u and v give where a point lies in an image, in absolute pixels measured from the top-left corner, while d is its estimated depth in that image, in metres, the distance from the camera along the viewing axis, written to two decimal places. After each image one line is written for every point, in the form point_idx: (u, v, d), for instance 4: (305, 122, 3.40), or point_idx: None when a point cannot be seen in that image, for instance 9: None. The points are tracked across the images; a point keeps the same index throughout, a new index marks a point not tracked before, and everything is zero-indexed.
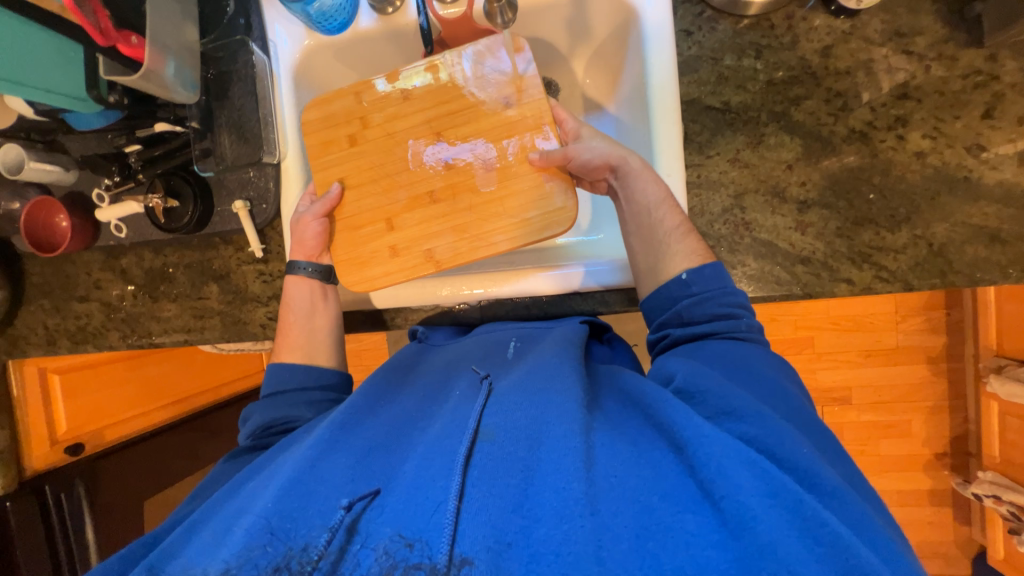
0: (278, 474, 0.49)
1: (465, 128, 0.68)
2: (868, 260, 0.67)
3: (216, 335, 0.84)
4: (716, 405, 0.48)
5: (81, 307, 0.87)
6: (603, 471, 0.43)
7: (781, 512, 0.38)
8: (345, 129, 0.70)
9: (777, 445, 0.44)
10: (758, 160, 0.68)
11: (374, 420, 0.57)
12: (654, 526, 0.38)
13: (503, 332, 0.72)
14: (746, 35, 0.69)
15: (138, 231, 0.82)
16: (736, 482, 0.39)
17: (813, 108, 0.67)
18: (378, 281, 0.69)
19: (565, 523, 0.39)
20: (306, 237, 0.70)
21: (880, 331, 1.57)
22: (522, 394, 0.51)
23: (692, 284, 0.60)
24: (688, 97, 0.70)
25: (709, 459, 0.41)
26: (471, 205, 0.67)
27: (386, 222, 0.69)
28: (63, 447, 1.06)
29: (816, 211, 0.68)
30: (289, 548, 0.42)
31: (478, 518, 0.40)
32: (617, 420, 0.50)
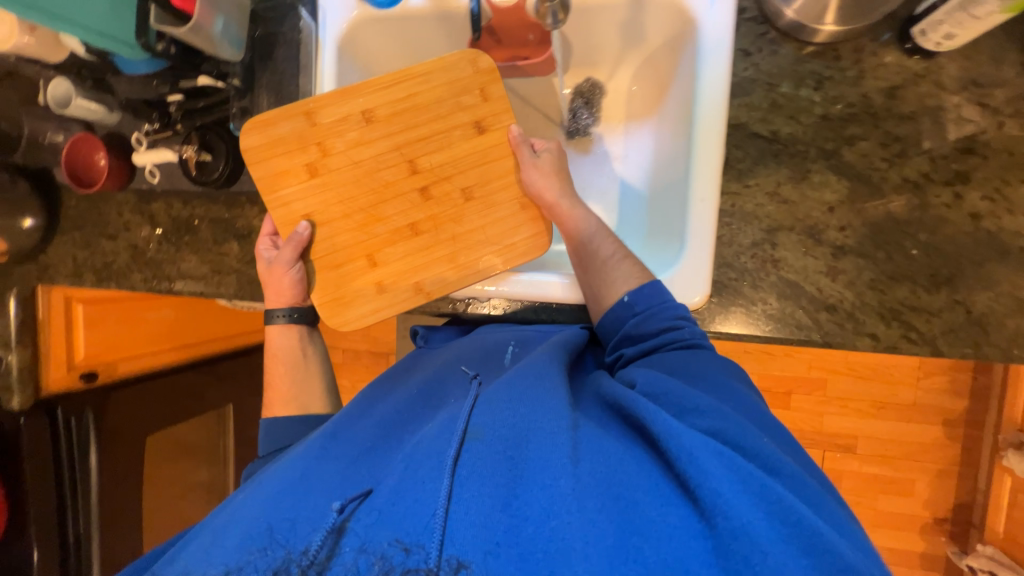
0: (272, 482, 0.50)
1: (438, 155, 0.67)
2: (898, 318, 0.63)
3: (230, 291, 0.86)
4: (678, 403, 0.50)
5: (109, 245, 0.90)
6: (587, 462, 0.43)
7: (750, 497, 0.39)
8: (304, 158, 0.67)
9: (742, 437, 0.45)
10: (799, 198, 0.65)
11: (364, 422, 0.58)
12: (639, 520, 0.39)
13: (501, 334, 0.70)
14: (808, 63, 0.65)
15: (170, 179, 0.84)
16: (708, 470, 0.40)
17: (866, 150, 0.64)
18: (364, 322, 0.67)
19: (554, 520, 0.39)
20: (283, 287, 0.68)
21: (898, 385, 1.52)
22: (510, 394, 0.49)
23: (637, 305, 0.61)
24: (735, 121, 0.67)
25: (680, 453, 0.42)
26: (456, 235, 0.67)
27: (367, 259, 0.67)
28: (79, 373, 1.11)
29: (851, 258, 0.64)
30: (288, 553, 0.41)
31: (468, 518, 0.40)
32: (593, 414, 0.51)
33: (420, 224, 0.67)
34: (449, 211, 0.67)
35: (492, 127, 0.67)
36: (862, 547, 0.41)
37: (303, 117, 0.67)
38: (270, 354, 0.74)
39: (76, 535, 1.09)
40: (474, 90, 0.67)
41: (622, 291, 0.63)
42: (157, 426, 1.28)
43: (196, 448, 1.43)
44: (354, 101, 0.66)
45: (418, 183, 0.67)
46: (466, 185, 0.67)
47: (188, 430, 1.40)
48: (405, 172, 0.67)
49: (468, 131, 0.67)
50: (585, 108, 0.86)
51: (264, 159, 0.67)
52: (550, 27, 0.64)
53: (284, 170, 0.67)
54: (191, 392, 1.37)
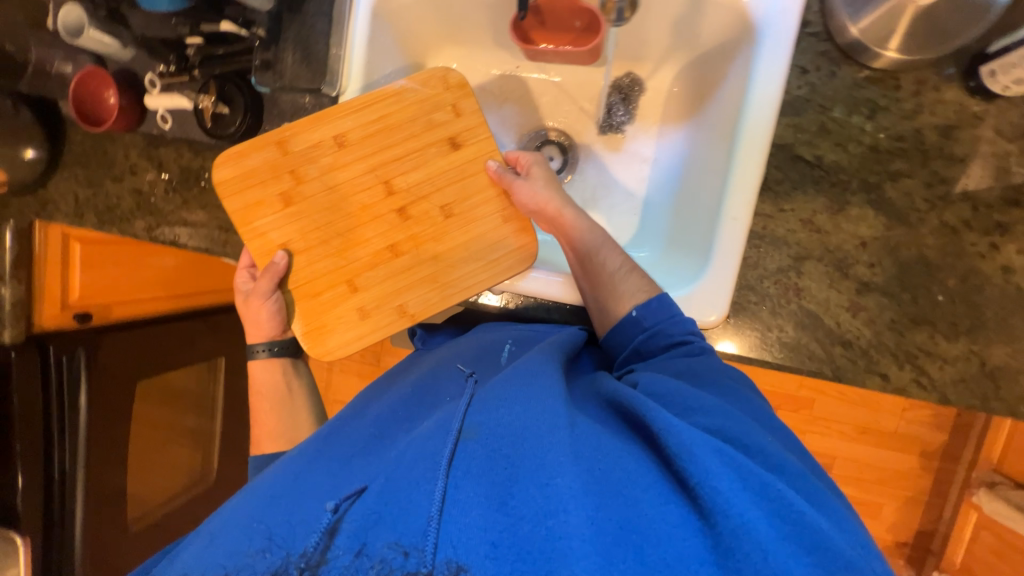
0: (264, 487, 0.49)
1: (415, 174, 0.64)
2: (912, 361, 0.63)
3: (236, 253, 0.83)
4: (682, 403, 0.49)
5: (114, 188, 0.87)
6: (586, 457, 0.42)
7: (751, 496, 0.38)
8: (277, 187, 0.64)
9: (744, 436, 0.45)
10: (832, 229, 0.64)
11: (359, 423, 0.59)
12: (638, 519, 0.38)
13: (503, 331, 0.69)
14: (865, 90, 0.62)
15: (182, 127, 0.81)
16: (708, 467, 0.39)
17: (909, 188, 0.62)
18: (347, 351, 0.63)
19: (552, 517, 0.37)
20: (262, 319, 0.65)
21: (884, 413, 1.54)
22: (505, 393, 0.48)
23: (645, 320, 0.59)
24: (779, 141, 0.64)
25: (681, 450, 0.41)
26: (438, 254, 0.64)
27: (347, 284, 0.63)
28: (73, 313, 1.10)
29: (875, 296, 0.63)
30: (287, 555, 0.40)
31: (461, 520, 0.38)
32: (590, 410, 0.50)
33: (400, 244, 0.64)
34: (471, 203, 0.65)
35: (466, 142, 0.65)
36: (866, 545, 0.40)
37: (273, 146, 0.64)
38: (255, 391, 0.70)
39: (60, 476, 1.05)
40: (448, 105, 0.65)
41: (629, 306, 0.61)
42: (149, 372, 1.25)
43: (184, 395, 1.40)
44: (328, 125, 0.63)
45: (396, 204, 0.64)
46: (445, 203, 0.64)
47: (177, 376, 1.37)
48: (381, 193, 0.64)
49: (443, 148, 0.65)
50: (621, 104, 0.85)
51: (239, 189, 0.64)
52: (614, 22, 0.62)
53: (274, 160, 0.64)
54: (184, 342, 1.33)
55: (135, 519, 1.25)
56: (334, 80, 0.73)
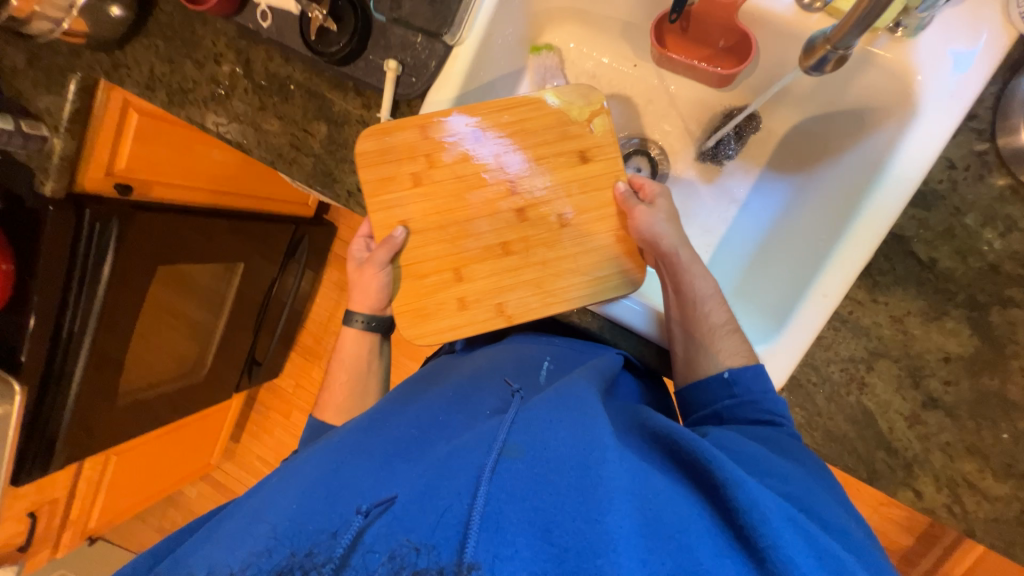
0: (298, 476, 0.47)
1: (540, 178, 0.64)
2: (952, 487, 0.61)
3: (301, 175, 0.80)
4: (754, 466, 0.47)
5: (193, 73, 0.83)
6: (639, 494, 0.37)
7: (821, 566, 0.35)
8: (410, 166, 0.63)
9: (811, 508, 0.43)
10: (920, 335, 0.61)
11: (399, 420, 0.53)
12: (698, 569, 0.34)
13: (538, 349, 0.66)
14: (1008, 205, 0.58)
15: (281, 30, 0.75)
16: (776, 526, 0.35)
17: (1015, 319, 0.59)
18: (442, 339, 0.62)
19: (603, 556, 0.33)
20: (369, 289, 0.64)
21: (861, 503, 1.53)
22: (550, 414, 0.44)
23: (739, 384, 0.57)
24: (898, 231, 0.61)
25: (745, 504, 0.37)
26: (547, 260, 0.63)
27: (454, 272, 0.63)
28: (115, 182, 1.08)
29: (938, 414, 0.61)
30: (318, 550, 0.36)
31: (501, 541, 0.34)
32: (634, 441, 0.45)
33: (512, 243, 0.63)
34: (585, 217, 0.64)
35: (595, 158, 0.64)
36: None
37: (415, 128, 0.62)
38: (336, 358, 0.72)
39: (69, 335, 1.04)
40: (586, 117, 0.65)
41: (719, 365, 0.59)
42: (174, 261, 1.22)
43: (201, 290, 1.39)
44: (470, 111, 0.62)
45: (516, 203, 0.63)
46: (565, 214, 0.63)
47: (196, 269, 1.33)
48: (503, 190, 0.63)
49: (573, 159, 0.64)
50: (734, 140, 0.80)
51: (377, 163, 0.62)
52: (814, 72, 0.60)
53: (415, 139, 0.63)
54: (208, 240, 1.27)
55: (123, 393, 1.26)
56: (456, 29, 0.69)
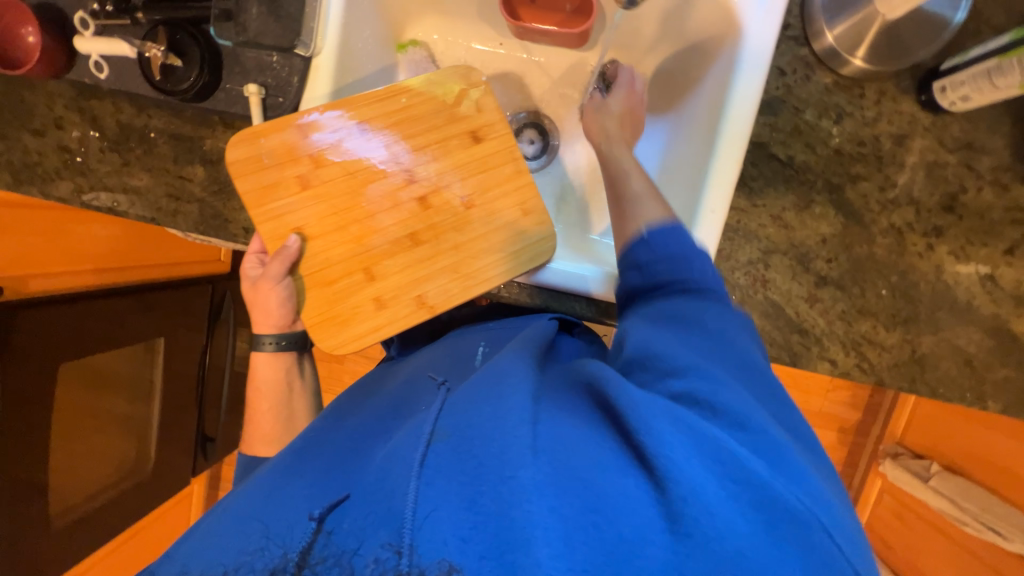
0: (237, 503, 0.47)
1: (435, 165, 0.65)
2: (856, 348, 0.69)
3: (190, 224, 0.75)
4: (657, 361, 0.47)
5: (33, 143, 0.75)
6: (548, 450, 0.38)
7: (705, 461, 0.38)
8: (294, 170, 0.63)
9: (712, 395, 0.43)
10: (798, 225, 0.68)
11: (335, 436, 0.53)
12: (600, 497, 0.36)
13: (471, 339, 0.68)
14: (834, 95, 0.67)
15: (122, 78, 0.70)
16: (669, 441, 0.38)
17: (866, 191, 0.67)
18: (365, 341, 0.62)
19: (516, 509, 0.35)
20: (271, 307, 0.63)
21: (811, 394, 1.68)
22: (475, 390, 0.44)
23: (652, 241, 0.57)
24: (757, 139, 0.68)
25: (639, 424, 0.39)
26: (459, 243, 0.64)
27: (364, 272, 0.63)
28: None
29: (830, 289, 0.69)
30: (286, 552, 0.38)
31: (433, 521, 0.35)
32: (559, 390, 0.46)
33: (420, 233, 0.64)
34: (490, 197, 0.65)
35: (488, 137, 0.66)
36: (815, 493, 0.39)
37: (295, 129, 0.64)
38: (254, 389, 0.69)
39: None
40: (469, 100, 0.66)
41: (640, 225, 0.59)
42: (80, 354, 1.11)
43: (118, 381, 1.27)
44: (352, 110, 0.64)
45: (415, 193, 0.64)
46: (468, 195, 0.65)
47: (107, 358, 1.21)
48: (400, 181, 0.64)
49: (465, 141, 0.66)
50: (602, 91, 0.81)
51: (253, 171, 0.63)
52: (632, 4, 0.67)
53: (296, 141, 0.64)
54: (115, 320, 1.17)
55: (58, 514, 1.13)
56: (309, 39, 0.67)
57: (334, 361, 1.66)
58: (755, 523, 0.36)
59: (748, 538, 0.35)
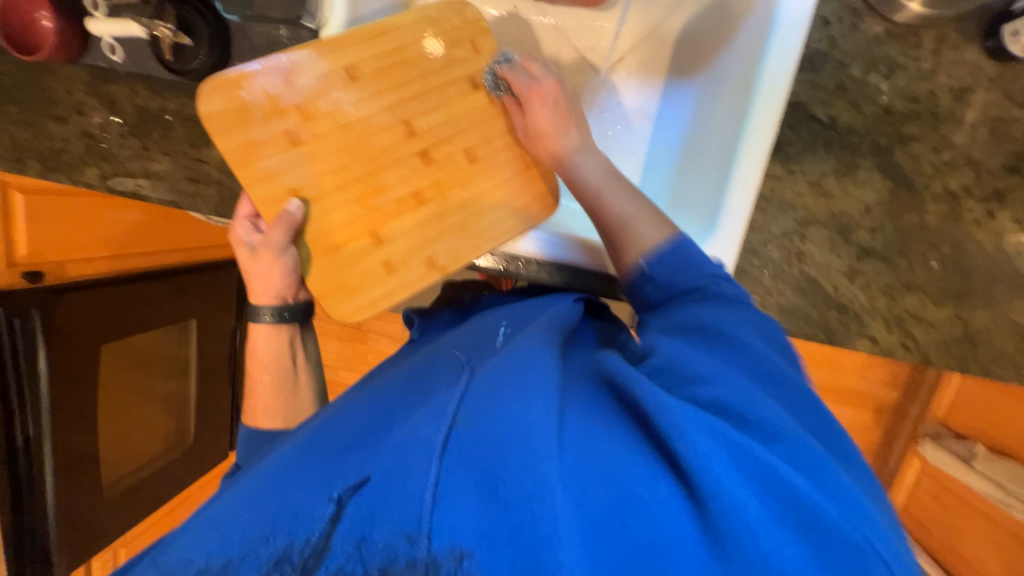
0: (250, 481, 0.48)
1: (435, 115, 0.66)
2: (900, 325, 0.65)
3: (209, 207, 0.76)
4: (690, 371, 0.45)
5: (58, 130, 0.76)
6: (573, 446, 0.38)
7: (741, 474, 0.36)
8: (282, 124, 0.60)
9: (747, 406, 0.41)
10: (839, 193, 0.63)
11: (349, 416, 0.54)
12: (627, 497, 0.36)
13: (492, 319, 0.66)
14: (885, 46, 0.60)
15: (136, 60, 0.70)
16: (700, 445, 0.36)
17: (917, 153, 0.61)
18: (378, 305, 0.64)
19: (537, 503, 0.35)
20: (271, 275, 0.62)
21: (845, 371, 1.61)
22: (499, 379, 0.44)
23: (658, 276, 0.57)
24: (795, 99, 0.63)
25: (672, 430, 0.37)
26: (465, 201, 0.67)
27: (371, 236, 0.64)
28: (22, 271, 0.99)
29: (873, 262, 0.64)
30: (292, 540, 0.38)
31: (453, 505, 0.36)
32: (584, 390, 0.45)
33: (424, 190, 0.66)
34: (492, 148, 0.69)
35: (483, 83, 0.68)
36: (859, 512, 0.38)
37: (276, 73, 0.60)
38: (255, 361, 0.67)
39: (24, 443, 0.97)
40: (465, 42, 0.67)
41: (640, 252, 0.59)
42: (119, 336, 1.15)
43: (157, 358, 1.34)
44: (337, 54, 0.62)
45: (416, 147, 0.65)
46: (468, 147, 0.67)
47: (144, 338, 1.26)
48: (401, 134, 0.64)
49: (464, 87, 0.67)
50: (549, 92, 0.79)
51: (234, 125, 0.58)
52: None
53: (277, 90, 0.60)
54: (149, 301, 1.22)
55: (109, 484, 1.21)
56: (314, 10, 0.66)
57: (357, 341, 1.70)
58: (802, 547, 0.34)
59: (796, 563, 0.33)
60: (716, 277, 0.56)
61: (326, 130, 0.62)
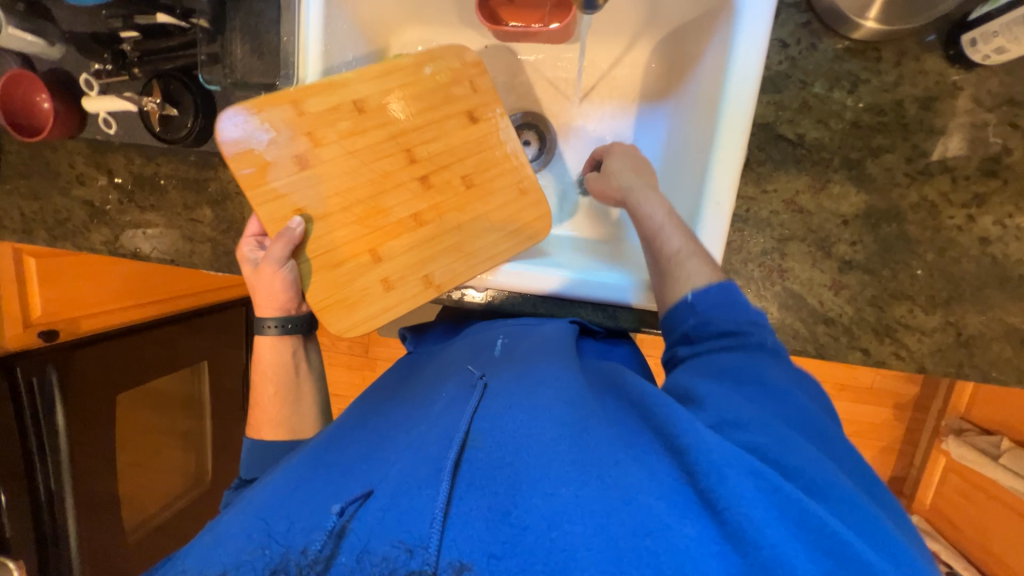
0: (255, 498, 0.45)
1: (436, 144, 0.67)
2: (891, 335, 0.64)
3: (205, 263, 0.79)
4: (719, 412, 0.43)
5: (62, 201, 0.81)
6: (597, 471, 0.38)
7: (787, 523, 0.34)
8: (292, 148, 0.62)
9: (788, 455, 0.38)
10: (815, 209, 0.63)
11: (359, 428, 0.53)
12: (651, 527, 0.34)
13: (491, 332, 0.68)
14: (846, 62, 0.60)
15: (129, 131, 0.75)
16: (741, 491, 0.34)
17: (890, 163, 0.61)
18: (377, 321, 0.66)
19: (557, 530, 0.34)
20: (276, 291, 0.64)
21: (860, 370, 1.58)
22: (529, 408, 0.44)
23: (699, 308, 0.53)
24: (761, 120, 0.63)
25: (701, 465, 0.36)
26: (461, 223, 0.68)
27: (371, 254, 0.65)
28: (38, 331, 1.03)
29: (856, 274, 0.64)
30: (286, 551, 0.37)
31: (466, 523, 0.36)
32: (599, 409, 0.45)
33: (423, 213, 0.66)
34: (491, 174, 0.69)
35: (484, 115, 0.69)
36: (896, 555, 0.35)
37: (288, 103, 0.61)
38: (256, 372, 0.68)
39: (48, 496, 1.02)
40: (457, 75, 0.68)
41: (686, 288, 0.55)
42: (133, 384, 1.19)
43: (172, 399, 1.36)
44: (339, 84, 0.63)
45: (418, 173, 0.66)
46: (466, 173, 0.68)
47: (162, 380, 1.31)
48: (403, 161, 0.65)
49: (463, 121, 0.68)
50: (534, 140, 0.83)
51: (250, 147, 0.61)
52: (589, 14, 0.58)
53: (292, 117, 0.62)
54: (164, 347, 1.26)
55: (132, 529, 1.24)
56: (289, 74, 0.67)
57: (366, 369, 1.72)
58: None
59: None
60: (760, 326, 0.51)
61: (321, 172, 0.63)
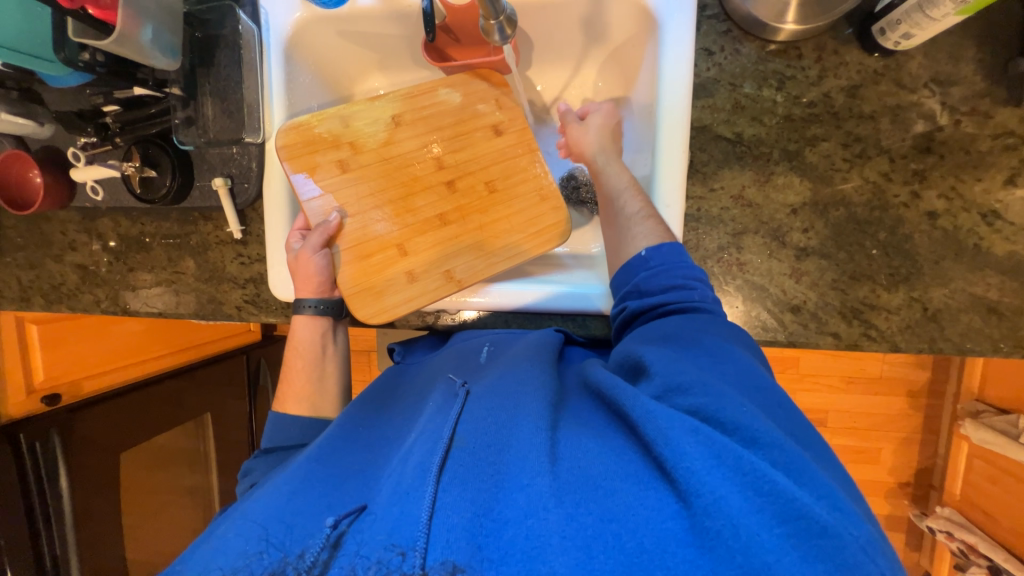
0: (247, 508, 0.45)
1: (463, 153, 0.69)
2: (858, 316, 0.64)
3: (191, 311, 0.82)
4: (662, 377, 0.43)
5: (56, 267, 0.85)
6: (566, 460, 0.39)
7: (726, 472, 0.34)
8: (336, 154, 0.68)
9: (725, 409, 0.39)
10: (763, 201, 0.65)
11: (349, 442, 0.54)
12: (618, 508, 0.35)
13: (478, 339, 0.69)
14: (770, 62, 0.64)
15: (115, 196, 0.79)
16: (684, 449, 0.35)
17: (828, 150, 0.63)
18: (399, 310, 0.66)
19: (530, 518, 0.35)
20: (309, 277, 0.65)
21: (867, 360, 1.55)
22: (496, 405, 0.46)
23: (651, 262, 0.55)
24: (698, 123, 0.66)
25: (656, 435, 0.37)
26: (484, 224, 0.68)
27: (398, 248, 0.67)
28: (40, 397, 1.03)
29: (814, 260, 0.65)
30: (285, 556, 0.38)
31: (450, 519, 0.35)
32: (580, 409, 0.46)
33: (448, 214, 0.68)
34: (513, 181, 0.69)
35: (507, 130, 0.70)
36: (844, 507, 0.34)
37: (298, 136, 0.68)
38: (290, 345, 0.68)
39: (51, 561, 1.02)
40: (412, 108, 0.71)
41: (639, 247, 0.57)
42: (134, 442, 1.21)
43: (177, 455, 1.37)
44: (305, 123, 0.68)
45: (445, 177, 0.69)
46: (489, 179, 0.69)
47: (166, 437, 1.32)
48: (433, 165, 0.69)
49: (489, 133, 0.70)
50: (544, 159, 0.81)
51: (309, 151, 0.68)
52: (498, 43, 0.61)
53: (335, 124, 0.69)
54: (167, 401, 1.28)
55: None
56: (255, 126, 0.74)
57: None
58: (782, 538, 0.32)
59: (781, 555, 0.31)
60: (693, 283, 0.54)
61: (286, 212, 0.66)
